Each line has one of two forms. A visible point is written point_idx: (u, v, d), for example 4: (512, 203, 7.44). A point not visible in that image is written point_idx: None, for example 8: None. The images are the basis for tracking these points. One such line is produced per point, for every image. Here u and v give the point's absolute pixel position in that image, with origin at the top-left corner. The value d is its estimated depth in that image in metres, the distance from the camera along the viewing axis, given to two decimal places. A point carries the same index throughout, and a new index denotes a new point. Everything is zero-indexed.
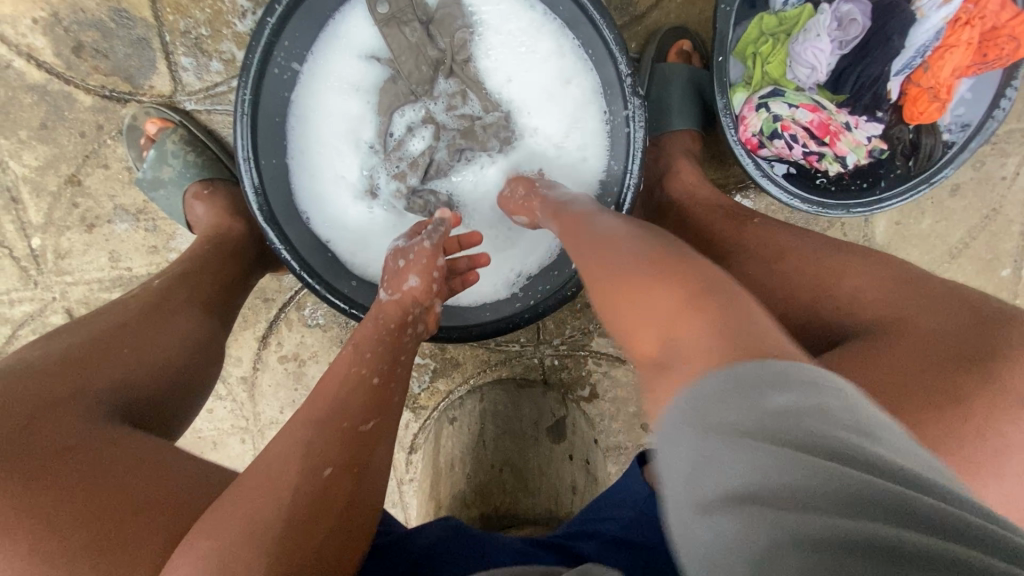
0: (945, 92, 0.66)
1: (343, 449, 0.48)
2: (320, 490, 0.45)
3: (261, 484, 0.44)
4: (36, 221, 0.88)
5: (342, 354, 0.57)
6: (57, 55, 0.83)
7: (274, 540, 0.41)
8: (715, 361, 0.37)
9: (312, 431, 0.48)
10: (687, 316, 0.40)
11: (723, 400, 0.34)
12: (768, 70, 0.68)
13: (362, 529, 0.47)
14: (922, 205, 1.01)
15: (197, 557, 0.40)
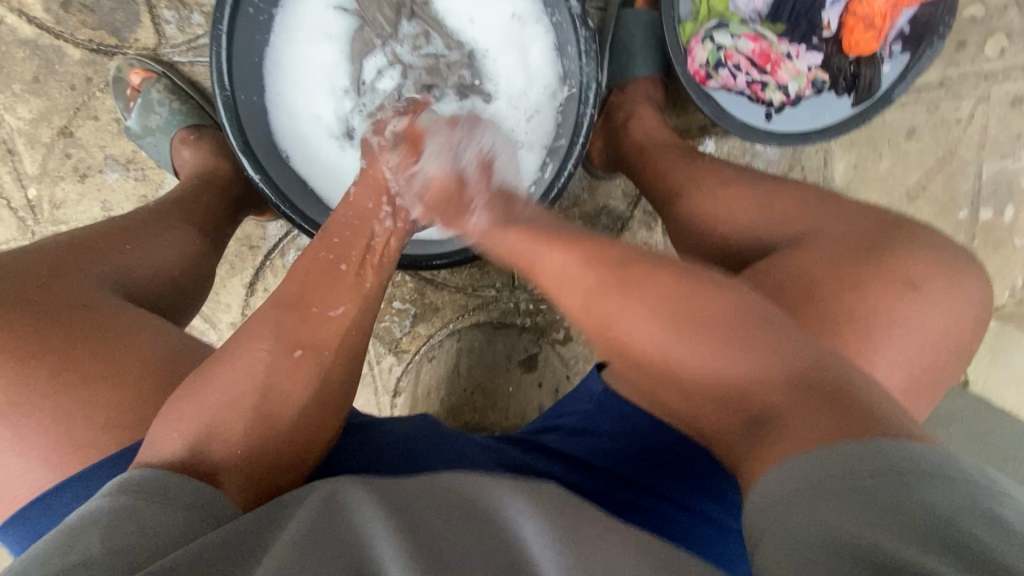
0: (879, 21, 0.71)
1: (311, 333, 0.54)
2: (286, 371, 0.51)
3: (232, 359, 0.51)
4: (31, 172, 0.93)
5: (312, 243, 0.61)
6: (48, 12, 0.87)
7: (251, 407, 0.49)
8: (792, 423, 0.41)
9: (286, 312, 0.54)
10: (754, 365, 0.44)
11: (816, 461, 0.37)
12: (714, 4, 0.73)
13: (337, 397, 0.54)
14: (877, 148, 1.05)
15: (179, 414, 0.47)
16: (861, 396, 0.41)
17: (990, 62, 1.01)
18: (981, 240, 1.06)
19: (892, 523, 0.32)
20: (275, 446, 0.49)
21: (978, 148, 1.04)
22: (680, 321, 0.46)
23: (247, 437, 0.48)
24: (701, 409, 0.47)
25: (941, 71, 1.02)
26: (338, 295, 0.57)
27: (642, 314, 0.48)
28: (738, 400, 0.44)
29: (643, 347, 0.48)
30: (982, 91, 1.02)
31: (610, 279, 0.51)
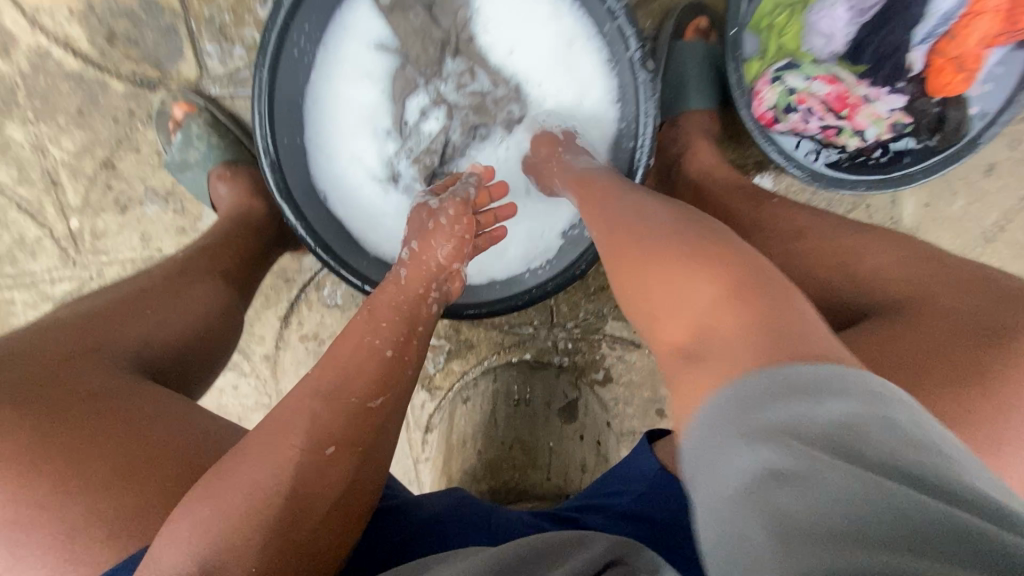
0: (972, 62, 0.64)
1: (347, 430, 0.49)
2: (317, 474, 0.46)
3: (259, 466, 0.45)
4: (74, 204, 0.93)
5: (355, 320, 0.56)
6: (93, 44, 0.87)
7: (272, 518, 0.44)
8: (740, 343, 0.40)
9: (322, 406, 0.49)
10: (704, 292, 0.44)
11: (744, 389, 0.37)
12: (784, 43, 0.67)
13: (360, 487, 0.50)
14: (952, 186, 0.97)
15: (206, 526, 0.42)
16: (810, 337, 0.39)
17: None
18: None
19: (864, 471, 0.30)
20: (307, 554, 0.45)
21: None
22: (682, 235, 0.48)
23: (281, 549, 0.44)
24: (665, 324, 0.46)
25: None
26: (377, 377, 0.52)
27: (700, 286, 0.44)
28: (694, 330, 0.44)
29: (634, 245, 0.51)
30: None
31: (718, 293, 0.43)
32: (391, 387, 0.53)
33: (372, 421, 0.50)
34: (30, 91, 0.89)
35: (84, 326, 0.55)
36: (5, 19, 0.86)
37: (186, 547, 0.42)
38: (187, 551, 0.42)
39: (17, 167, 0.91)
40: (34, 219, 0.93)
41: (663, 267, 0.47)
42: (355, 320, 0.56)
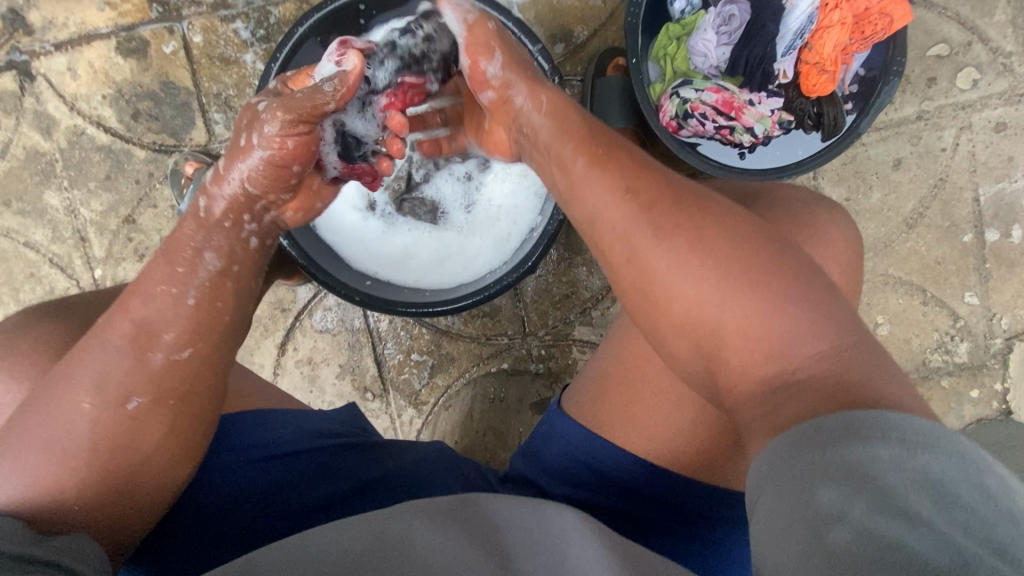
0: (831, 64, 0.77)
1: (163, 382, 0.54)
2: (115, 422, 0.52)
3: (78, 419, 0.52)
4: (99, 256, 1.07)
5: (155, 263, 0.59)
6: (121, 121, 1.05)
7: (74, 460, 0.51)
8: (700, 306, 0.51)
9: (110, 368, 0.53)
10: (663, 255, 0.52)
11: (807, 435, 0.42)
12: (677, 67, 0.82)
13: (187, 425, 0.56)
14: (868, 181, 1.09)
15: (33, 467, 0.51)
16: (771, 308, 0.49)
17: (965, 93, 1.06)
18: (991, 261, 1.09)
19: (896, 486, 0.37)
20: (127, 484, 0.53)
21: (970, 174, 1.08)
22: (650, 203, 0.54)
23: (97, 483, 0.52)
24: (623, 274, 0.55)
25: (917, 105, 1.07)
26: (185, 332, 0.56)
27: (655, 247, 0.53)
28: (651, 283, 0.53)
29: (599, 208, 0.57)
30: (962, 120, 1.07)
31: (650, 229, 0.54)
32: (206, 336, 0.57)
33: (192, 368, 0.56)
34: (67, 164, 1.06)
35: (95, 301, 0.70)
36: (52, 108, 1.05)
37: (35, 476, 0.50)
38: (21, 484, 0.50)
39: (53, 228, 1.07)
40: (64, 271, 1.07)
41: (630, 225, 0.54)
42: (157, 262, 0.59)
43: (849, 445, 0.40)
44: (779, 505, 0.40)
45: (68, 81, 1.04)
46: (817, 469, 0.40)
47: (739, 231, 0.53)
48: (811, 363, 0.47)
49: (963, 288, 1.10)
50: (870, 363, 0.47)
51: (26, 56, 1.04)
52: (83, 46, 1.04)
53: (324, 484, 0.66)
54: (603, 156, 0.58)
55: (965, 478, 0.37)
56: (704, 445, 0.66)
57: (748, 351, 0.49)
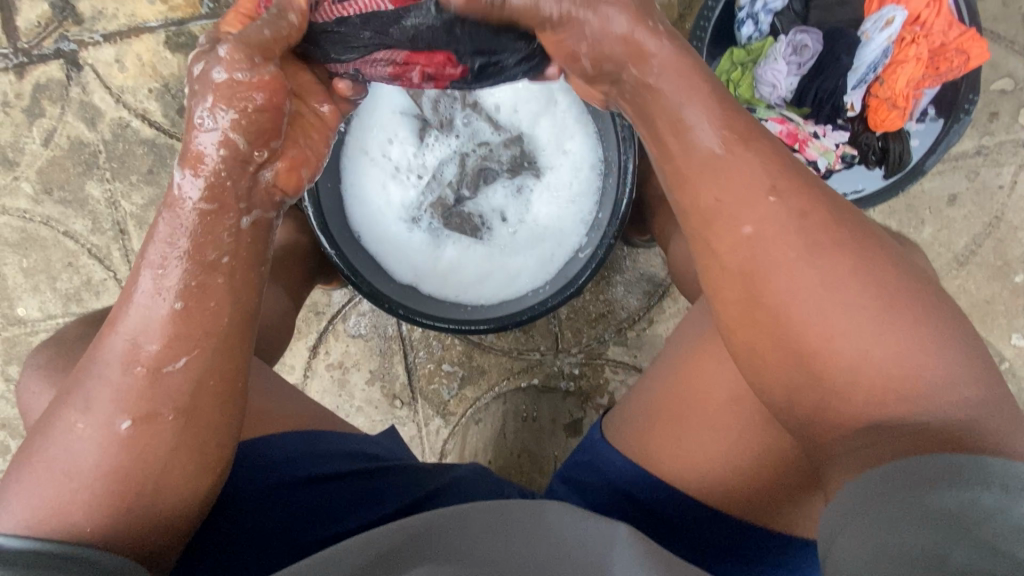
0: (903, 101, 0.76)
1: (168, 401, 0.48)
2: (139, 437, 0.47)
3: (77, 442, 0.47)
4: (137, 249, 1.06)
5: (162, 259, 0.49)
6: (166, 116, 1.04)
7: (98, 479, 0.47)
8: (834, 334, 0.46)
9: (107, 388, 0.48)
10: (796, 275, 0.47)
11: (912, 466, 0.40)
12: (741, 93, 0.80)
13: (207, 441, 0.50)
14: (919, 215, 1.06)
15: (42, 487, 0.47)
16: (914, 347, 0.44)
17: None
18: None
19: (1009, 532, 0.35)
20: (145, 516, 0.48)
21: None
22: (798, 222, 0.48)
23: (111, 508, 0.47)
24: (756, 289, 0.48)
25: (976, 140, 1.04)
26: (175, 340, 0.48)
27: (798, 268, 0.47)
28: (787, 306, 0.47)
29: (733, 217, 0.49)
30: (1022, 157, 1.04)
31: (802, 242, 0.47)
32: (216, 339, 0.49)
33: (197, 382, 0.49)
34: (110, 155, 1.05)
35: None
36: (98, 98, 1.04)
37: (44, 500, 0.46)
38: (41, 505, 0.46)
39: (92, 218, 1.06)
40: (101, 262, 1.07)
41: (769, 243, 0.48)
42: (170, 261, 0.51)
43: (949, 488, 0.38)
44: (870, 536, 0.39)
45: (116, 72, 1.04)
46: (915, 509, 0.38)
47: (876, 270, 0.46)
48: (950, 410, 0.43)
49: (1012, 329, 1.06)
50: (1005, 419, 0.43)
51: (74, 45, 1.03)
52: (132, 39, 1.03)
53: (367, 507, 0.64)
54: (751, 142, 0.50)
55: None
56: (745, 477, 0.59)
57: (875, 383, 0.45)
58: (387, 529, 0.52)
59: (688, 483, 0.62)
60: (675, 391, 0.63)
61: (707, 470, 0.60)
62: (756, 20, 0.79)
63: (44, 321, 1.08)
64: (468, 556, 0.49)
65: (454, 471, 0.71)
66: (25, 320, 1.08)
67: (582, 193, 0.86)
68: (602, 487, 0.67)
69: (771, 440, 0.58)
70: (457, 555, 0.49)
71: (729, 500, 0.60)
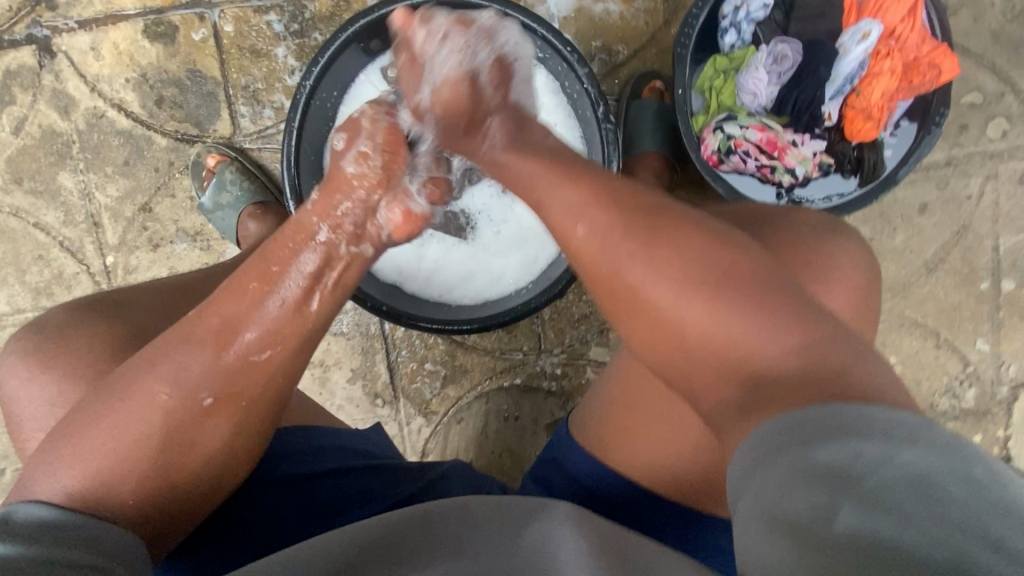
0: (878, 113, 0.78)
1: (235, 386, 0.51)
2: (194, 419, 0.49)
3: (141, 409, 0.48)
4: (112, 242, 1.04)
5: (246, 262, 0.56)
6: (143, 107, 1.02)
7: (150, 453, 0.48)
8: (674, 316, 0.47)
9: (190, 363, 0.50)
10: (638, 268, 0.48)
11: (795, 420, 0.39)
12: (723, 100, 0.82)
13: (253, 435, 0.53)
14: (891, 223, 1.09)
15: (94, 453, 0.47)
16: (746, 315, 0.45)
17: (993, 142, 1.07)
18: (1007, 310, 1.09)
19: (893, 481, 0.34)
20: (182, 491, 0.50)
21: (992, 223, 1.08)
22: (612, 216, 0.51)
23: (154, 481, 0.48)
24: (602, 287, 0.51)
25: (946, 151, 1.08)
26: (263, 334, 0.52)
27: (633, 261, 0.49)
28: (631, 296, 0.49)
29: (573, 232, 0.53)
30: (989, 169, 1.07)
31: (622, 232, 0.50)
32: (276, 342, 0.53)
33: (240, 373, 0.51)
34: (85, 145, 1.02)
35: (135, 295, 0.68)
36: (73, 87, 1.01)
37: (93, 468, 0.47)
38: (87, 470, 0.47)
39: (65, 210, 1.03)
40: (74, 255, 1.04)
41: (607, 243, 0.50)
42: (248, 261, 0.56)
43: (832, 443, 0.37)
44: (762, 491, 0.37)
45: (91, 61, 1.01)
46: (799, 466, 0.37)
47: (693, 243, 0.49)
48: (783, 360, 0.43)
49: (977, 334, 1.10)
50: (844, 354, 0.43)
51: (48, 31, 1.00)
52: (109, 26, 1.00)
53: (353, 507, 0.63)
54: (549, 170, 0.57)
55: (961, 475, 0.33)
56: (707, 473, 0.60)
57: (709, 355, 0.45)
58: (356, 528, 0.51)
59: (666, 480, 0.62)
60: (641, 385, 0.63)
61: (669, 468, 0.61)
62: (739, 29, 0.80)
63: (11, 315, 1.04)
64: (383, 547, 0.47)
65: (434, 467, 0.70)
66: None
67: None
68: (564, 482, 0.68)
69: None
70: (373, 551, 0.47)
71: (706, 501, 0.62)
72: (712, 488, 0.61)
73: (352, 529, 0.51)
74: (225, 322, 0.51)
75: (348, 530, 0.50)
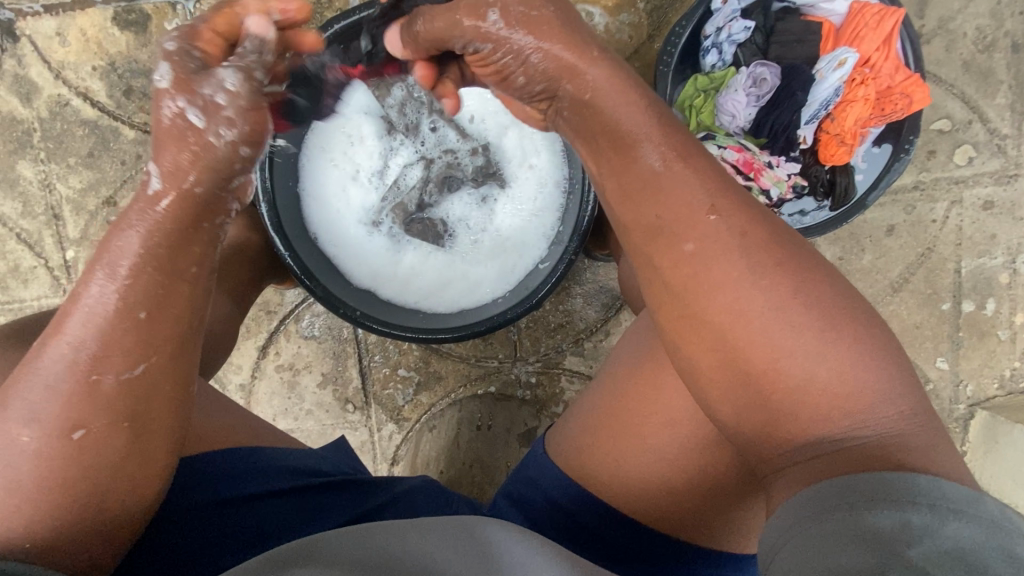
0: (851, 138, 0.80)
1: (110, 411, 0.46)
2: (65, 457, 0.45)
3: (14, 454, 0.45)
4: (72, 236, 1.00)
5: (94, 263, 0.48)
6: (111, 97, 0.98)
7: (36, 495, 0.45)
8: (796, 355, 0.46)
9: (43, 401, 0.45)
10: (760, 297, 0.47)
11: (870, 481, 0.43)
12: (702, 120, 0.83)
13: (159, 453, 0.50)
14: (861, 243, 1.12)
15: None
16: (859, 374, 0.46)
17: (959, 168, 1.10)
18: (966, 331, 1.13)
19: (938, 553, 0.38)
20: (92, 521, 0.48)
21: (956, 246, 1.12)
22: (744, 236, 0.49)
23: (55, 510, 0.46)
24: (709, 304, 0.49)
25: (914, 175, 1.11)
26: (122, 349, 0.46)
27: (748, 292, 0.48)
28: (746, 321, 0.47)
29: (694, 234, 0.50)
30: (955, 195, 1.11)
31: (746, 264, 0.48)
32: (152, 351, 0.47)
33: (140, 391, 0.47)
34: (47, 135, 0.98)
35: None
36: (35, 73, 0.97)
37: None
38: None
39: (23, 201, 0.99)
40: (32, 248, 0.99)
41: (722, 262, 0.49)
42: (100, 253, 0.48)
43: (885, 507, 0.41)
44: (814, 541, 0.41)
45: (56, 46, 0.97)
46: (850, 527, 0.40)
47: (820, 289, 0.48)
48: (885, 425, 0.46)
49: (937, 353, 1.14)
50: (932, 436, 0.46)
51: (10, 13, 0.96)
52: (77, 12, 0.96)
53: (303, 524, 0.62)
54: (663, 176, 0.51)
55: (1005, 553, 0.37)
56: (688, 500, 0.61)
57: (820, 400, 0.46)
58: (339, 533, 0.52)
59: (636, 500, 0.63)
60: (628, 409, 0.63)
61: (643, 486, 0.62)
62: (720, 50, 0.81)
63: None
64: (380, 552, 0.49)
65: (400, 482, 0.70)
66: None
67: (545, 207, 0.87)
68: (540, 500, 0.68)
69: (707, 462, 0.60)
70: (365, 557, 0.48)
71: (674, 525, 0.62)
72: (682, 510, 0.61)
73: (331, 533, 0.52)
74: (93, 343, 0.46)
75: (332, 535, 0.52)
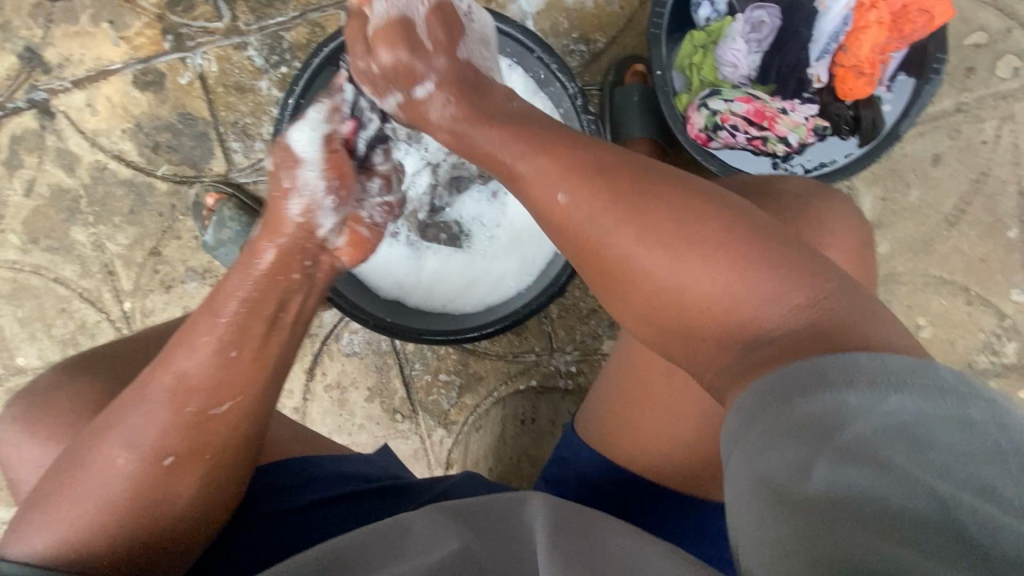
0: (869, 67, 0.75)
1: (193, 439, 0.52)
2: (159, 482, 0.51)
3: (111, 472, 0.50)
4: (127, 288, 1.07)
5: (197, 311, 0.56)
6: (142, 155, 1.05)
7: (121, 511, 0.50)
8: (678, 285, 0.45)
9: (143, 425, 0.51)
10: (631, 236, 0.47)
11: (790, 377, 0.38)
12: (704, 76, 0.80)
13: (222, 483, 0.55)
14: (905, 179, 1.04)
15: (65, 519, 0.50)
16: (749, 282, 0.43)
17: (1004, 82, 1.01)
18: None
19: (878, 433, 0.34)
20: (146, 550, 0.51)
21: (1013, 166, 1.03)
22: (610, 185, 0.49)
23: (135, 524, 0.51)
24: (592, 252, 0.49)
25: (954, 98, 1.02)
26: (219, 387, 0.53)
27: (620, 231, 0.47)
28: (624, 258, 0.47)
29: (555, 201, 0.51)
30: (1004, 111, 1.02)
31: (610, 199, 0.48)
32: (234, 394, 0.54)
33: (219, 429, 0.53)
34: (92, 199, 1.06)
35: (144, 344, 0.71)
36: (73, 144, 1.05)
37: (74, 523, 0.49)
38: (59, 536, 0.49)
39: (80, 263, 1.07)
40: (94, 305, 1.08)
41: (592, 213, 0.49)
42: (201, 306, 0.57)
43: (814, 394, 0.37)
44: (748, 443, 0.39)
45: (88, 116, 1.05)
46: (782, 420, 0.37)
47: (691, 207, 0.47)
48: (781, 329, 0.42)
49: (1011, 285, 1.04)
50: (856, 313, 0.42)
51: (45, 94, 1.04)
52: (101, 82, 1.04)
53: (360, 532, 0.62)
54: (521, 141, 0.56)
55: (946, 417, 0.34)
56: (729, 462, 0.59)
57: (704, 318, 0.44)
58: (374, 529, 0.51)
59: (681, 472, 0.61)
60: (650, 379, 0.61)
61: (678, 456, 0.60)
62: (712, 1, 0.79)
63: (43, 369, 1.08)
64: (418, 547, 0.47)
65: (444, 480, 0.70)
66: (25, 369, 1.08)
67: None
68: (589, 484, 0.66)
69: None
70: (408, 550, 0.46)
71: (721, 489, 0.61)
72: None
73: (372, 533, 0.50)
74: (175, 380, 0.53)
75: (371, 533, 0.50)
